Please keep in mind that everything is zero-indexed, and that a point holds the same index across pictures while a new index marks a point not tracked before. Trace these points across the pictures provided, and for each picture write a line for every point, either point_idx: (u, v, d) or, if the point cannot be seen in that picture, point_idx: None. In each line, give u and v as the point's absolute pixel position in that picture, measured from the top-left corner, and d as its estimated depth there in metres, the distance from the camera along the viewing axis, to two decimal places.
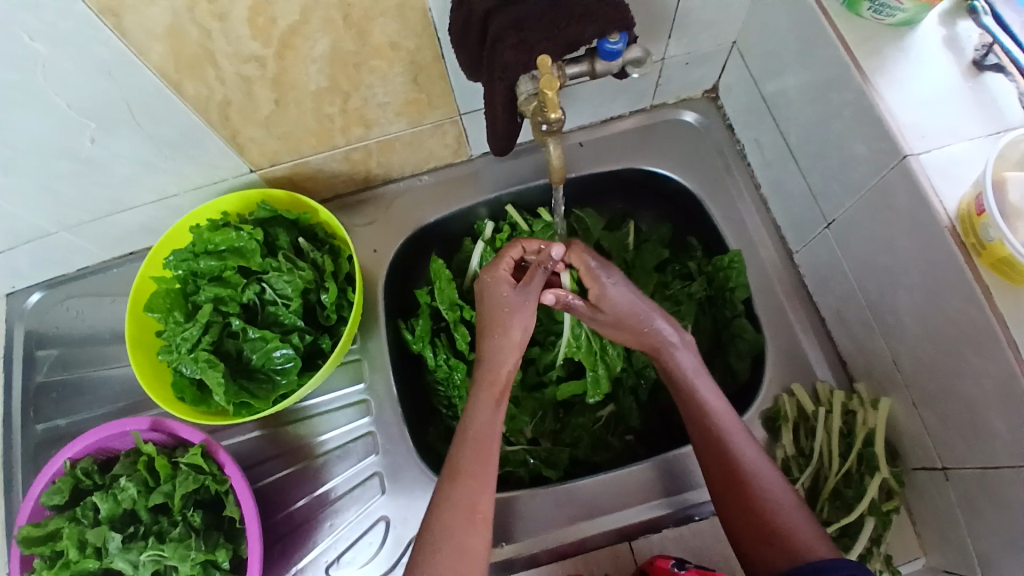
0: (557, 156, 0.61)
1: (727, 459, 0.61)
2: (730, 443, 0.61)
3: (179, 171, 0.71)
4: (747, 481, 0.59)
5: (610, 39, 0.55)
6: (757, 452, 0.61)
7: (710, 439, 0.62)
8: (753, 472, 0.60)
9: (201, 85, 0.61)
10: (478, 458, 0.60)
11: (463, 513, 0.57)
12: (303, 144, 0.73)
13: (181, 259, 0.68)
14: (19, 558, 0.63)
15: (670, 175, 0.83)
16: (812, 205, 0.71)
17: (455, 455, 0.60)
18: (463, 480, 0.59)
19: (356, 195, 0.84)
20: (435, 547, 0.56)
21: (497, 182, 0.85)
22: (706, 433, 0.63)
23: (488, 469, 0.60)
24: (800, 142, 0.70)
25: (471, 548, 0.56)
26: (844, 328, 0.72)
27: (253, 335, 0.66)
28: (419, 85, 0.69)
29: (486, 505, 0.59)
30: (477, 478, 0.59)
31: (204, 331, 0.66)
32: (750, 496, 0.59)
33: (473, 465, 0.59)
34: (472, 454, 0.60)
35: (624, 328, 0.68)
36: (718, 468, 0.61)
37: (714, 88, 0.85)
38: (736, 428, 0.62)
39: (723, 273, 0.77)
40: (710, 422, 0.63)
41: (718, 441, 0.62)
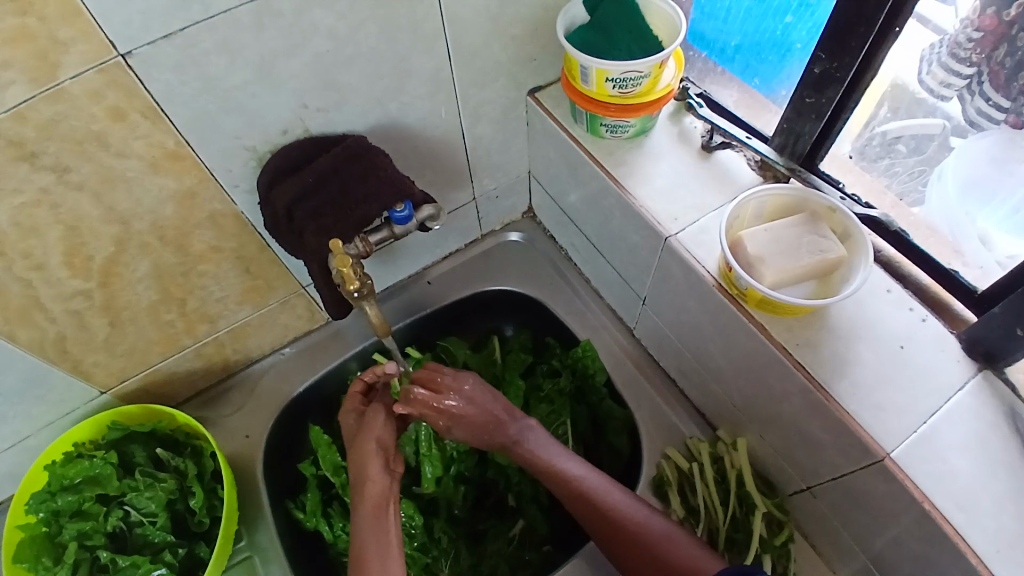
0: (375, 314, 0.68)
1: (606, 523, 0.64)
2: (606, 503, 0.64)
3: (23, 415, 0.71)
4: (631, 536, 0.63)
5: (397, 208, 0.63)
6: (626, 500, 0.65)
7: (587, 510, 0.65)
8: (633, 523, 0.63)
9: (32, 330, 0.63)
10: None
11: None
12: (150, 354, 0.75)
13: (39, 502, 0.65)
14: None
15: (514, 289, 0.92)
16: (626, 287, 0.81)
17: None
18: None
19: (221, 385, 0.85)
20: None
21: (358, 336, 0.89)
22: (582, 504, 0.65)
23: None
24: (598, 238, 0.81)
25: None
26: (690, 384, 0.80)
27: (123, 563, 0.63)
28: (253, 273, 0.75)
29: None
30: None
31: (72, 572, 0.64)
32: (633, 546, 0.62)
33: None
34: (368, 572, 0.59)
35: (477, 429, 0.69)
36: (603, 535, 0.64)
37: (528, 207, 0.96)
38: (609, 489, 0.66)
39: (581, 363, 0.83)
40: (581, 492, 0.66)
41: (595, 507, 0.65)
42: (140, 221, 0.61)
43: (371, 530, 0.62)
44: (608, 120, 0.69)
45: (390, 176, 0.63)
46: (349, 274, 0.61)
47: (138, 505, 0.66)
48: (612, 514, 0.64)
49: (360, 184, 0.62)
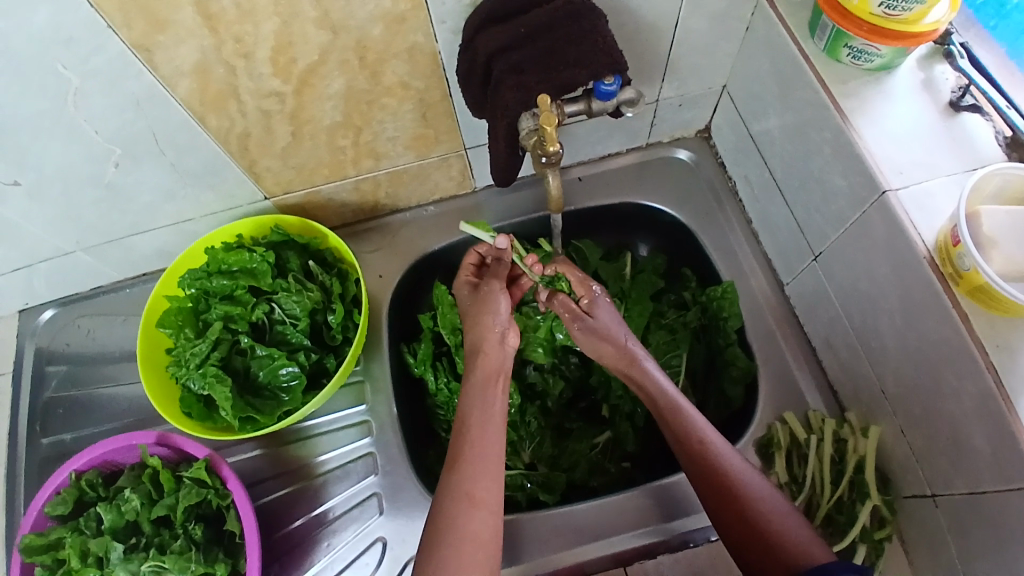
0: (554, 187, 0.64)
1: (718, 482, 0.61)
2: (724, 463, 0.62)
3: (196, 199, 0.76)
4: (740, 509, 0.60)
5: (605, 81, 0.59)
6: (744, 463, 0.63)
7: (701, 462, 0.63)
8: (747, 491, 0.60)
9: (225, 118, 0.66)
10: (477, 447, 0.62)
11: (467, 501, 0.58)
12: (316, 174, 0.77)
13: (195, 278, 0.71)
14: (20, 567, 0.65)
15: (665, 210, 0.87)
16: (798, 236, 0.75)
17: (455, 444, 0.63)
18: (459, 466, 0.61)
19: (363, 224, 0.88)
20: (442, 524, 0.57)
21: (500, 215, 0.89)
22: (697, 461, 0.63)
23: (486, 455, 0.61)
24: (785, 177, 0.74)
25: (473, 533, 0.57)
26: (832, 356, 0.74)
27: (261, 352, 0.68)
28: (426, 121, 0.74)
29: (487, 493, 0.60)
30: (475, 464, 0.61)
31: (213, 348, 0.68)
32: (742, 507, 0.60)
33: (468, 450, 0.62)
34: (467, 440, 0.62)
35: (607, 341, 0.72)
36: (711, 490, 0.62)
37: (705, 128, 0.89)
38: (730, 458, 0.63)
39: (716, 304, 0.79)
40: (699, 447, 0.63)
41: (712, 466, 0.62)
42: (347, 35, 0.61)
43: (477, 404, 0.65)
44: (857, 42, 0.61)
45: (606, 45, 0.58)
46: (551, 134, 0.58)
47: (283, 306, 0.70)
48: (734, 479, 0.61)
49: (573, 46, 0.58)
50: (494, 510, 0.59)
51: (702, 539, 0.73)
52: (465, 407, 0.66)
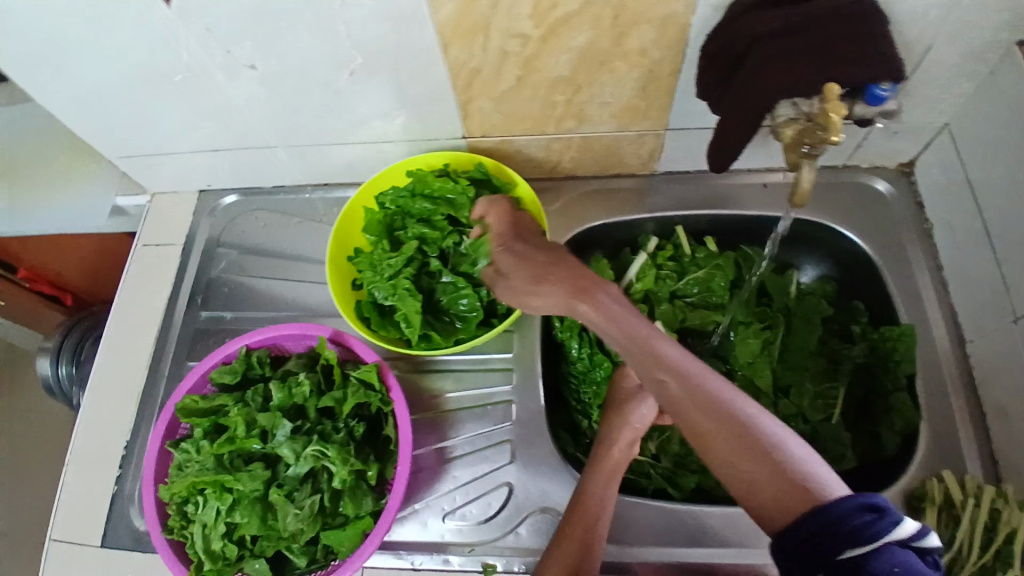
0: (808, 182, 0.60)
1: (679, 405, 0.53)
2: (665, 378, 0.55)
3: (404, 122, 0.79)
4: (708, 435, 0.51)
5: (881, 86, 0.57)
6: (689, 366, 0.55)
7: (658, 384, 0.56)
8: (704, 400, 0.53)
9: (466, 50, 0.68)
10: (585, 525, 0.63)
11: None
12: (519, 124, 0.79)
13: (397, 197, 0.74)
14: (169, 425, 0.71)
15: (851, 236, 0.83)
16: (1001, 295, 0.71)
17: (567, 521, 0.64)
18: (569, 541, 0.62)
19: (538, 183, 0.90)
20: None
21: (673, 203, 0.88)
22: (682, 388, 0.54)
23: (592, 537, 0.63)
24: (1001, 232, 0.71)
25: None
26: (1003, 424, 0.71)
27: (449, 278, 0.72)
28: (644, 94, 0.74)
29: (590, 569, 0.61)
30: (580, 547, 0.62)
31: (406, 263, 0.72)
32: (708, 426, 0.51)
33: (577, 532, 0.63)
34: (578, 519, 0.64)
35: (626, 344, 0.59)
36: (684, 421, 0.53)
37: (909, 162, 0.85)
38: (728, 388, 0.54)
39: (890, 344, 0.76)
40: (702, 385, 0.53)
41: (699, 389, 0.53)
42: None
43: (594, 492, 0.65)
44: None
45: (884, 51, 0.56)
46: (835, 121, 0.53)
47: (474, 241, 0.73)
48: (726, 413, 0.51)
49: (847, 46, 0.56)
50: None
51: None
52: (584, 493, 0.66)
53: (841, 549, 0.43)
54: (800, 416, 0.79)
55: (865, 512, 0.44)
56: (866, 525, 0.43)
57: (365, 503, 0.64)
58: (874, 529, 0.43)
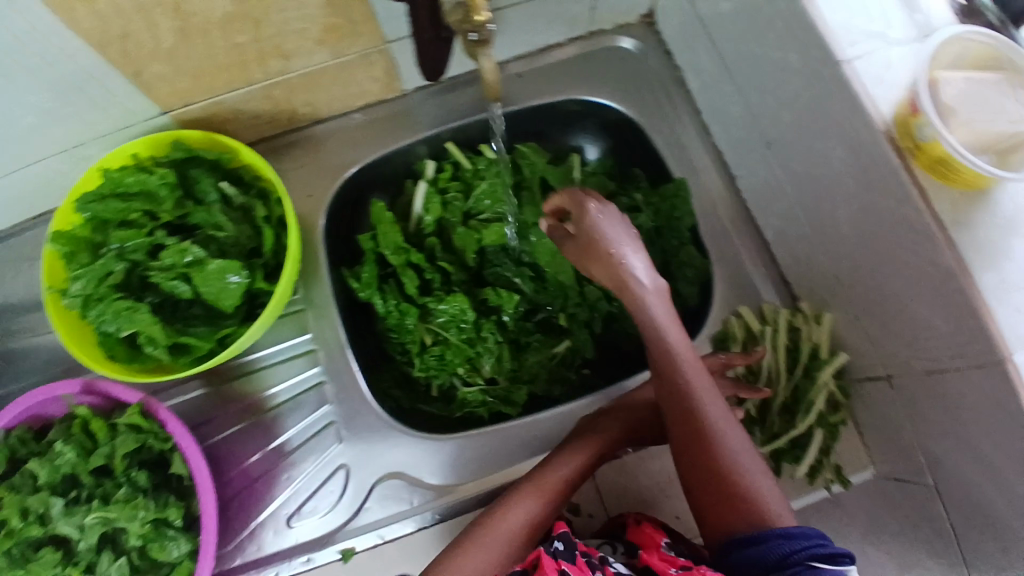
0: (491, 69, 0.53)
1: (687, 420, 0.59)
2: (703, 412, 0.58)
3: (82, 118, 0.65)
4: (732, 463, 0.56)
5: None
6: (724, 412, 0.59)
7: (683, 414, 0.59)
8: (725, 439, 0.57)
9: (93, 13, 0.54)
10: None
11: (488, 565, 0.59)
12: (217, 83, 0.67)
13: (86, 203, 0.61)
14: None
15: (612, 105, 0.82)
16: (751, 124, 0.71)
17: (501, 507, 0.63)
18: (491, 531, 0.61)
19: (283, 137, 0.79)
20: None
21: (432, 120, 0.81)
22: (662, 377, 0.61)
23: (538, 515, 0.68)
24: (736, 60, 0.69)
25: None
26: (785, 247, 0.73)
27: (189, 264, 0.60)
28: (333, 9, 0.62)
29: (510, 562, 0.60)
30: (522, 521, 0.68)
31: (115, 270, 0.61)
32: (706, 454, 0.57)
33: None
34: None
35: (592, 253, 0.63)
36: (690, 444, 0.58)
37: (649, 13, 0.82)
38: (707, 393, 0.59)
39: (670, 202, 0.76)
40: (683, 387, 0.59)
41: (683, 396, 0.59)
42: None
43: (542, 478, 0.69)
44: None
45: None
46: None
47: (205, 221, 0.62)
48: (723, 452, 0.57)
49: None
50: None
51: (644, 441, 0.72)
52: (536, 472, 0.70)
53: (812, 559, 0.50)
54: (605, 297, 0.79)
55: (818, 537, 0.51)
56: (828, 557, 0.50)
57: (176, 549, 0.60)
58: (840, 562, 0.50)
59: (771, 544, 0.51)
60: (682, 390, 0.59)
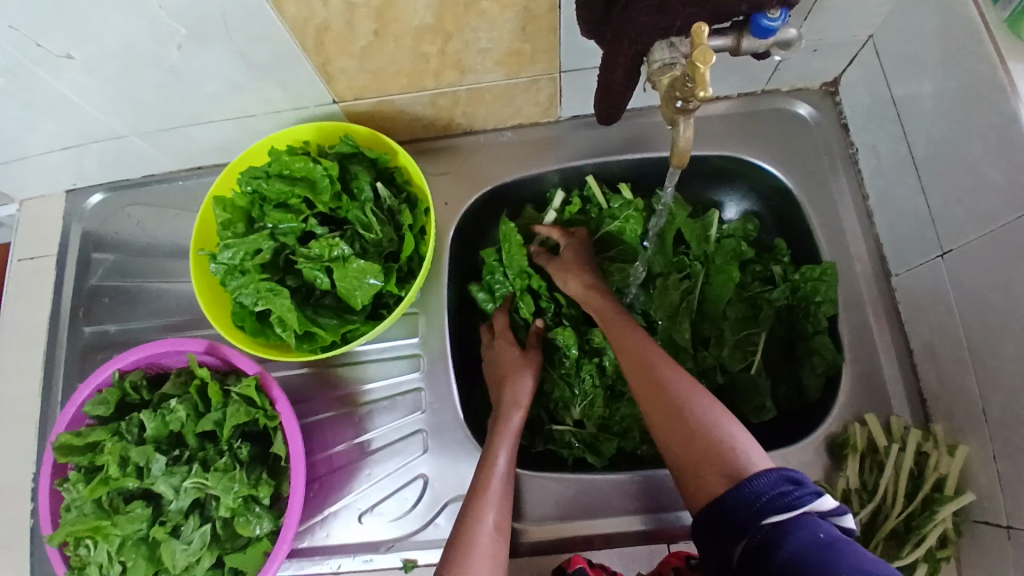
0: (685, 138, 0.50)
1: (649, 392, 0.58)
2: (665, 385, 0.57)
3: (264, 97, 0.68)
4: (710, 425, 0.54)
5: (769, 15, 0.49)
6: (687, 380, 0.58)
7: (644, 389, 0.59)
8: (682, 402, 0.56)
9: (304, 6, 0.55)
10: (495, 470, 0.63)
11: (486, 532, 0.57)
12: (392, 83, 0.68)
13: (251, 178, 0.63)
14: (55, 466, 0.64)
15: (772, 170, 0.78)
16: (926, 227, 0.66)
17: (479, 480, 0.62)
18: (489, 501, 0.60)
19: (435, 142, 0.81)
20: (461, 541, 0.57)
21: (581, 151, 0.80)
22: (629, 363, 0.61)
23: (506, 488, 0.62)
24: (927, 157, 0.65)
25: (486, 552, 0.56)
26: (933, 364, 0.67)
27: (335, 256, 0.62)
28: (525, 35, 0.64)
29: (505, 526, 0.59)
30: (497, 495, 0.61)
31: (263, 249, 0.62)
32: (677, 420, 0.55)
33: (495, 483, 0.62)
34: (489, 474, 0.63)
35: (574, 273, 0.72)
36: (661, 417, 0.56)
37: (834, 81, 0.78)
38: (689, 384, 0.57)
39: (811, 284, 0.72)
40: (658, 377, 0.58)
41: (656, 383, 0.58)
42: None
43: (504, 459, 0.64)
44: None
45: None
46: (701, 75, 0.43)
47: (356, 218, 0.64)
48: (690, 412, 0.55)
49: None
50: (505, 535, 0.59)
51: None
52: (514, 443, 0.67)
53: (770, 512, 0.47)
54: (719, 368, 0.76)
55: (783, 481, 0.49)
56: (789, 505, 0.47)
57: (258, 528, 0.61)
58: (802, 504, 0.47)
59: (732, 500, 0.49)
60: (653, 383, 0.58)
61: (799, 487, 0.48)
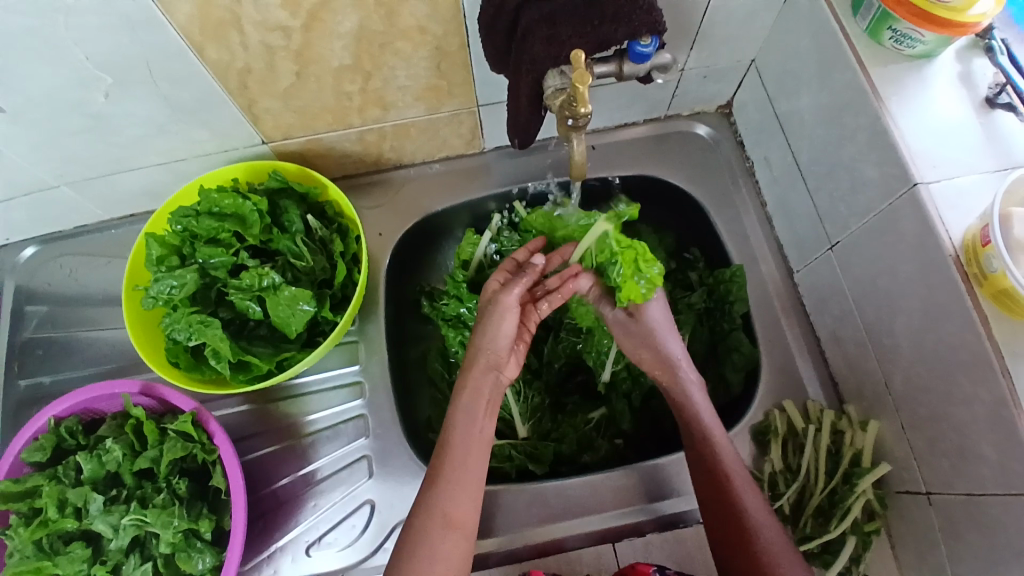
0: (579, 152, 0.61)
1: (730, 515, 0.61)
2: (741, 507, 0.61)
3: (192, 138, 0.70)
4: None
5: (641, 42, 0.56)
6: (763, 510, 0.61)
7: (721, 507, 0.62)
8: (757, 531, 0.60)
9: (226, 50, 0.59)
10: (454, 463, 0.60)
11: (441, 524, 0.58)
12: (319, 120, 0.72)
13: (182, 216, 0.66)
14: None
15: (680, 186, 0.84)
16: (817, 225, 0.73)
17: (438, 460, 0.61)
18: (451, 486, 0.59)
19: (365, 178, 0.85)
20: (411, 558, 0.56)
21: (506, 178, 0.85)
22: (704, 479, 0.64)
23: (467, 477, 0.60)
24: (810, 162, 0.72)
25: (446, 554, 0.57)
26: (838, 347, 0.74)
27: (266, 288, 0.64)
28: (440, 72, 0.69)
29: (469, 511, 0.60)
30: (458, 486, 0.59)
31: (192, 283, 0.64)
32: (748, 548, 0.59)
33: (454, 473, 0.60)
34: (448, 462, 0.60)
35: (648, 348, 0.69)
36: (728, 539, 0.61)
37: (727, 104, 0.86)
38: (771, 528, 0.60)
39: (725, 285, 0.78)
40: (740, 515, 0.61)
41: (740, 535, 0.60)
42: None
43: (461, 431, 0.61)
44: (903, 25, 0.58)
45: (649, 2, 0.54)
46: (581, 93, 0.52)
47: (287, 249, 0.67)
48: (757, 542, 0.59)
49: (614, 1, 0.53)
50: (467, 531, 0.59)
51: (670, 525, 0.72)
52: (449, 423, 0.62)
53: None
54: (649, 372, 0.81)
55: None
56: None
57: (201, 563, 0.61)
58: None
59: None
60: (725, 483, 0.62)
61: None
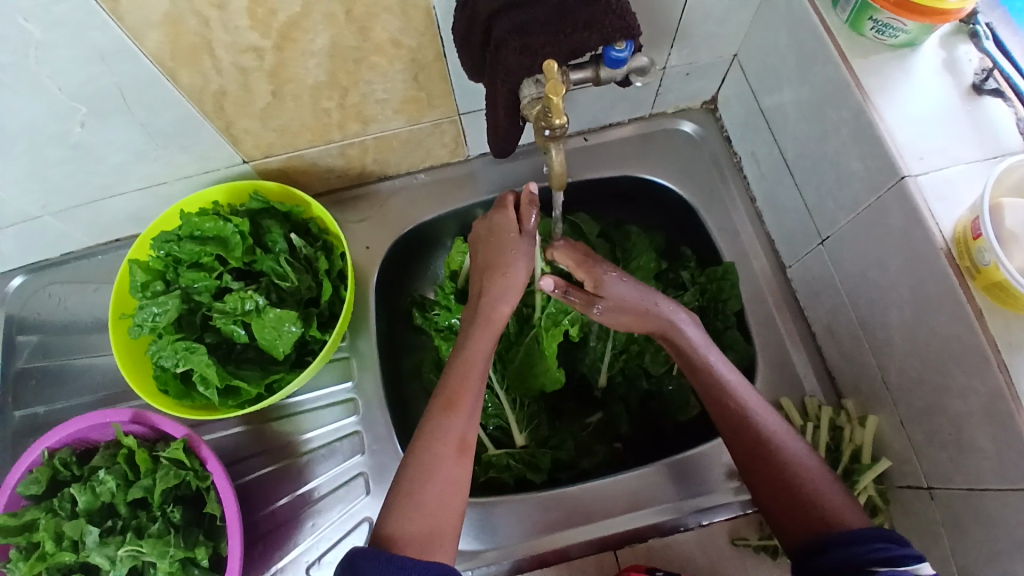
0: (558, 162, 0.59)
1: (745, 431, 0.61)
2: (757, 425, 0.60)
3: (171, 162, 0.70)
4: (820, 495, 0.56)
5: (616, 47, 0.55)
6: (781, 426, 0.61)
7: (733, 423, 0.61)
8: (779, 448, 0.59)
9: (199, 74, 0.59)
10: (474, 390, 0.62)
11: (451, 447, 0.59)
12: (299, 138, 0.72)
13: (164, 242, 0.65)
14: None
15: (668, 185, 0.83)
16: (806, 219, 0.72)
17: (454, 383, 0.62)
18: (454, 411, 0.60)
19: (350, 191, 0.84)
20: (422, 480, 0.57)
21: (492, 186, 0.84)
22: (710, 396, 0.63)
23: (478, 402, 0.62)
24: (797, 156, 0.71)
25: (449, 478, 0.58)
26: (833, 343, 0.73)
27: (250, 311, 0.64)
28: (418, 84, 0.68)
29: (473, 438, 0.61)
30: (468, 411, 0.61)
31: (173, 309, 0.64)
32: (769, 462, 0.59)
33: (468, 398, 0.61)
34: (467, 385, 0.62)
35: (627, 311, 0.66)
36: (749, 455, 0.60)
37: (712, 99, 0.85)
38: (818, 473, 0.58)
39: (716, 284, 0.77)
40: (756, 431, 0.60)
41: (761, 448, 0.59)
42: None
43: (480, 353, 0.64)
44: (883, 15, 0.57)
45: (620, 6, 0.53)
46: (556, 105, 0.52)
47: (271, 269, 0.67)
48: (781, 458, 0.59)
49: (585, 8, 0.53)
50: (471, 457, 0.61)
51: (672, 528, 0.71)
52: (470, 348, 0.64)
53: (872, 564, 0.48)
54: (643, 373, 0.80)
55: (884, 541, 0.49)
56: (890, 561, 0.48)
57: None
58: (904, 565, 0.47)
59: (839, 553, 0.51)
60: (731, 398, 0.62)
61: (898, 547, 0.49)
